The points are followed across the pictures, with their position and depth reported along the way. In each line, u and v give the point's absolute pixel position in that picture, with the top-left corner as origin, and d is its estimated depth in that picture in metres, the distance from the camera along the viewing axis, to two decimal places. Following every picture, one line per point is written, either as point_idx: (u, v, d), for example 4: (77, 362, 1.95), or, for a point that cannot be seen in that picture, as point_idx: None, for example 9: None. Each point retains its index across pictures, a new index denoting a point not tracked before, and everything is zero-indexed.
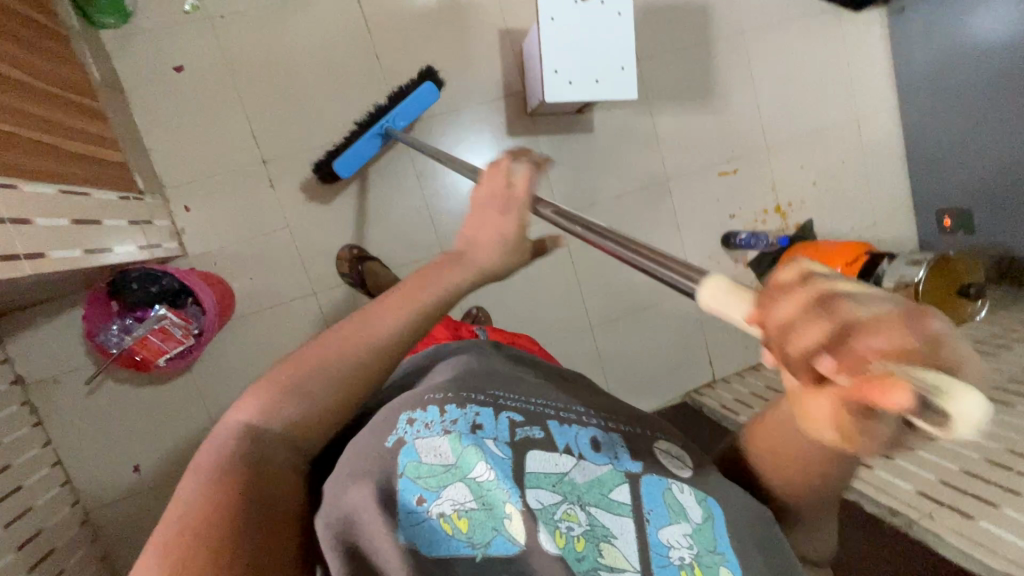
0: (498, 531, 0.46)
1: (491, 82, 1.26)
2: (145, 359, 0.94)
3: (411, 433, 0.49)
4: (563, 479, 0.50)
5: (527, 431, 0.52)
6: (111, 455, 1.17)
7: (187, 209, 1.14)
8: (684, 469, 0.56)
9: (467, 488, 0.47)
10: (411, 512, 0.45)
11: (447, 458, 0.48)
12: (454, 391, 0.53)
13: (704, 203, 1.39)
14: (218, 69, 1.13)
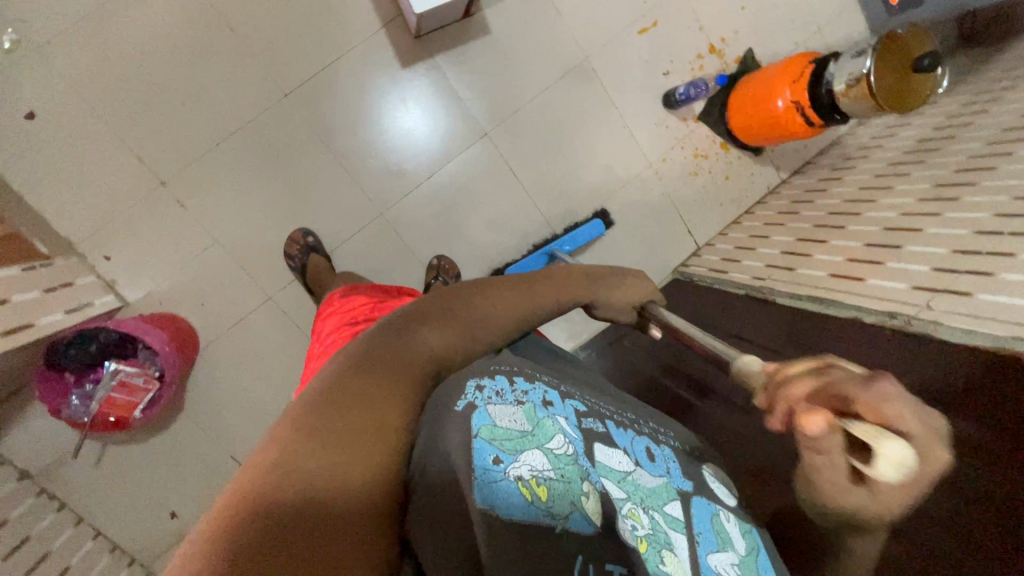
0: (575, 505, 0.45)
1: (363, 15, 1.13)
2: (116, 420, 0.92)
3: (483, 398, 0.47)
4: (627, 477, 0.52)
5: (589, 421, 0.53)
6: (145, 513, 1.17)
7: (106, 257, 1.08)
8: (729, 498, 0.63)
9: (544, 457, 0.46)
10: (486, 473, 0.42)
11: (523, 426, 0.47)
12: (520, 366, 0.55)
13: (631, 72, 1.29)
14: (68, 98, 1.03)
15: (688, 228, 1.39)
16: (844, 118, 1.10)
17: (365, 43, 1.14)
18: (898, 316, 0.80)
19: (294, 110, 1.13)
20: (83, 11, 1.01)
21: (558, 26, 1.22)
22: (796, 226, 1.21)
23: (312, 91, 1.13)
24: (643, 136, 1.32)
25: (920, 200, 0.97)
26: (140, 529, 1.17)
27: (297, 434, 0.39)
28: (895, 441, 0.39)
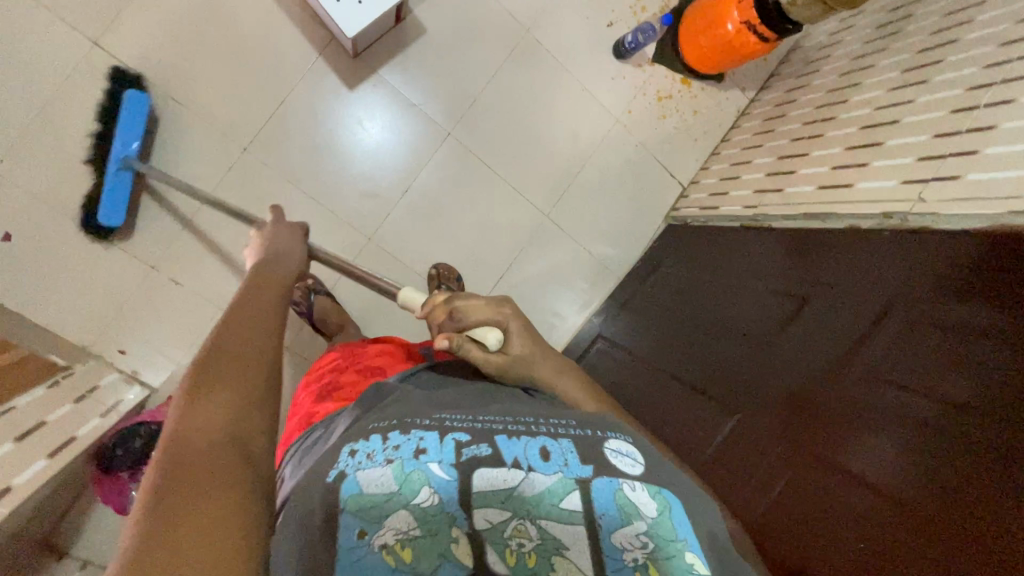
0: (444, 555, 0.43)
1: (298, 49, 1.12)
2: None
3: (352, 464, 0.47)
4: (512, 494, 0.46)
5: (471, 449, 0.48)
6: None
7: (123, 350, 1.09)
8: (637, 465, 0.49)
9: (410, 515, 0.44)
10: (351, 549, 0.42)
11: (387, 488, 0.45)
12: (396, 417, 0.52)
13: (572, 36, 1.26)
14: (37, 207, 1.02)
15: (669, 172, 1.38)
16: (796, 27, 1.08)
17: (306, 77, 1.13)
18: (894, 216, 0.82)
19: (256, 162, 1.12)
20: (24, 122, 1.00)
21: (490, 6, 1.20)
22: (776, 144, 1.20)
23: (268, 139, 1.12)
24: (603, 93, 1.30)
25: (891, 91, 0.96)
26: None
27: (193, 488, 0.37)
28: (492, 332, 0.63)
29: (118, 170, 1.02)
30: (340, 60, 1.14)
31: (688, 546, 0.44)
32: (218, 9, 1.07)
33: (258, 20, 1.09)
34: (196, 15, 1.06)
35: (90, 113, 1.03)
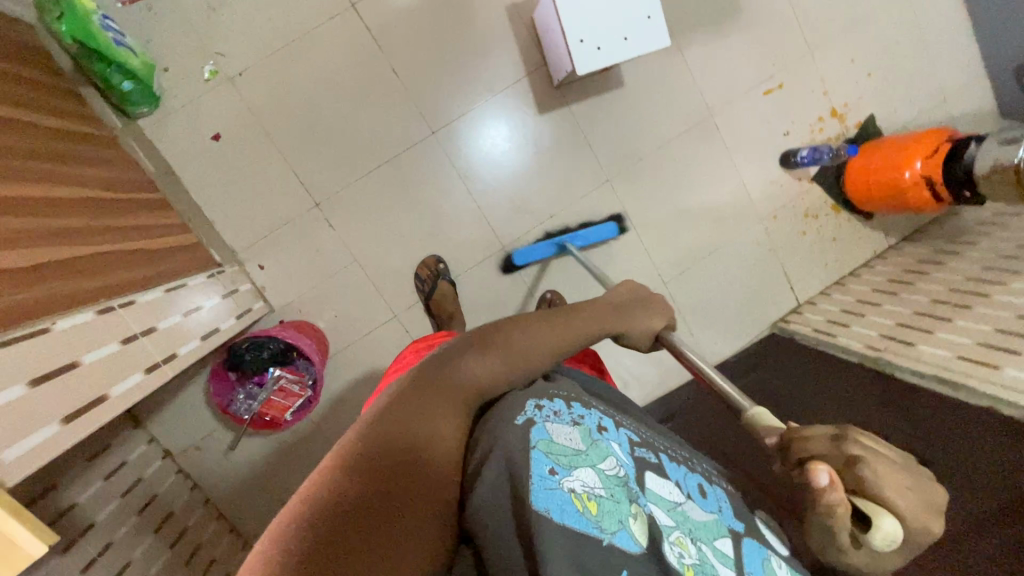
0: (622, 524, 0.48)
1: (509, 65, 1.22)
2: (272, 419, 1.02)
3: (542, 416, 0.53)
4: (677, 508, 0.54)
5: (641, 451, 0.57)
6: (259, 498, 1.29)
7: (260, 267, 1.19)
8: (778, 548, 0.60)
9: (596, 476, 0.50)
10: (543, 480, 0.48)
11: (577, 445, 0.52)
12: (575, 391, 0.60)
13: (748, 133, 1.32)
14: (247, 120, 1.14)
15: (789, 285, 1.40)
16: (982, 199, 1.13)
17: (506, 90, 1.22)
18: None
19: (437, 147, 1.22)
20: (271, 50, 1.13)
21: (687, 83, 1.28)
22: (913, 298, 1.20)
23: (455, 131, 1.22)
24: (756, 193, 1.35)
25: None
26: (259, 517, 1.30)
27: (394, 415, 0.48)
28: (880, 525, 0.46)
29: (554, 245, 1.23)
30: (540, 85, 1.23)
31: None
32: (459, 9, 1.18)
33: (487, 28, 1.20)
34: (439, 7, 1.18)
35: (323, 61, 1.16)
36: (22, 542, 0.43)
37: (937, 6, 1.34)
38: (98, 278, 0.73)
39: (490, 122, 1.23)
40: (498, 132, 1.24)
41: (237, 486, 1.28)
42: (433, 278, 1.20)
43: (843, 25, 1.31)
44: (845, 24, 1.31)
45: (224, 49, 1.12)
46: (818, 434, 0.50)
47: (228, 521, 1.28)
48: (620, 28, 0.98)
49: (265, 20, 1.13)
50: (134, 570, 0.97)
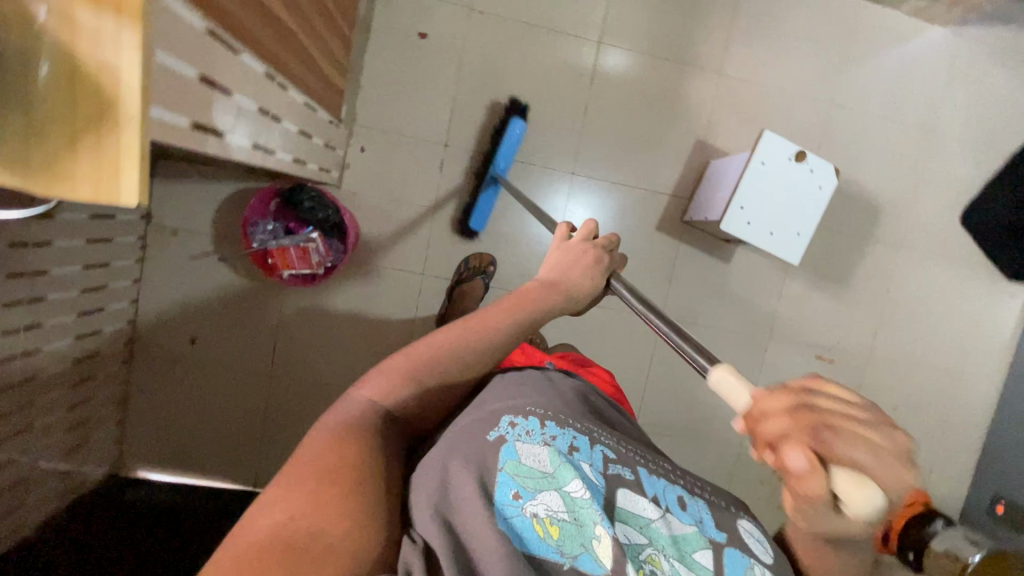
0: (583, 548, 0.49)
1: (665, 178, 1.31)
2: (274, 264, 1.01)
3: (514, 435, 0.53)
4: (649, 524, 0.53)
5: (617, 468, 0.57)
6: (179, 314, 1.23)
7: (361, 149, 1.21)
8: (768, 555, 0.56)
9: (560, 499, 0.50)
10: (505, 504, 0.49)
11: (545, 468, 0.52)
12: (553, 408, 0.58)
13: (780, 373, 1.41)
14: (454, 45, 1.21)
15: None
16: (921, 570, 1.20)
17: (647, 193, 1.31)
18: None
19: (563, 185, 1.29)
20: (516, 17, 1.22)
21: (769, 300, 1.38)
22: None
23: (586, 185, 1.29)
24: None
25: None
26: (162, 331, 1.24)
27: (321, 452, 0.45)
28: (858, 498, 0.33)
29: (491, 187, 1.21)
30: (672, 210, 1.32)
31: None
32: (665, 110, 1.29)
33: (672, 140, 1.30)
34: (653, 97, 1.28)
35: (544, 57, 1.24)
36: (124, 181, 0.36)
37: (975, 405, 1.48)
38: (279, 48, 0.74)
39: (586, 198, 1.30)
40: (577, 210, 1.30)
41: (171, 291, 1.22)
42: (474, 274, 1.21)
43: (900, 358, 1.45)
44: (902, 359, 1.45)
45: None
46: (773, 409, 0.36)
47: (133, 311, 1.21)
48: (772, 223, 1.08)
49: None
50: (48, 283, 0.93)
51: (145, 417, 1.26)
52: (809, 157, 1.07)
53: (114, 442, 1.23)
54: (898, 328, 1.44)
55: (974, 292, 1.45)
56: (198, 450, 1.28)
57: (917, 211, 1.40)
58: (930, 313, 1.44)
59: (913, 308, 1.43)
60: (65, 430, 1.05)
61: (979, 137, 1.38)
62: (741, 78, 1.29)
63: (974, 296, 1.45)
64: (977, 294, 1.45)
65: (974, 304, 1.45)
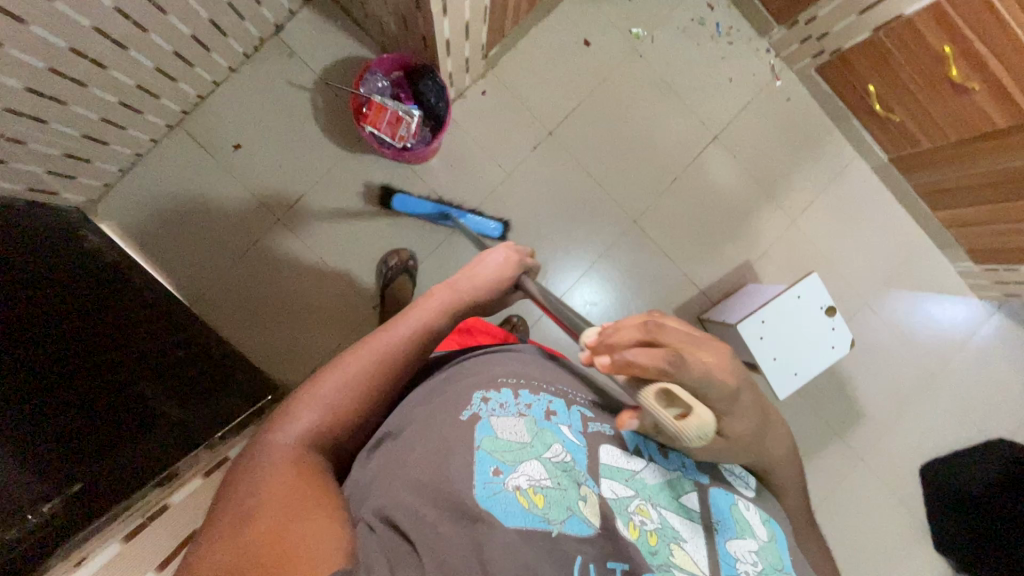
0: (571, 511, 0.55)
1: (706, 276, 1.38)
2: (363, 116, 1.01)
3: (487, 410, 0.63)
4: (635, 477, 0.62)
5: (594, 425, 0.66)
6: (241, 119, 1.23)
7: (482, 92, 1.28)
8: (749, 489, 0.67)
9: (540, 466, 0.58)
10: (489, 480, 0.55)
11: (523, 438, 0.61)
12: (523, 378, 0.68)
13: None
14: (606, 66, 1.32)
15: None
16: None
17: (684, 279, 1.37)
18: None
19: (624, 228, 1.35)
20: (666, 78, 1.34)
21: None
22: None
23: (641, 240, 1.35)
24: None
25: None
26: (217, 123, 1.23)
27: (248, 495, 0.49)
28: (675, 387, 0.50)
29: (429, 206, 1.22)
30: (697, 305, 1.37)
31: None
32: (737, 223, 1.38)
33: (729, 250, 1.38)
34: (734, 207, 1.38)
35: (669, 121, 1.35)
36: None
37: None
38: None
39: (634, 251, 1.35)
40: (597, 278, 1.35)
41: (249, 96, 1.23)
42: (398, 271, 1.23)
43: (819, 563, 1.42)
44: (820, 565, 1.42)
45: (657, 42, 1.33)
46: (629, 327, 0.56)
47: (209, 91, 1.21)
48: (781, 351, 1.13)
49: (687, 70, 1.35)
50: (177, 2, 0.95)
51: (147, 182, 1.22)
52: (836, 317, 1.14)
53: (102, 183, 1.18)
54: (829, 534, 1.42)
55: (905, 540, 1.46)
56: (168, 240, 1.23)
57: (890, 436, 1.45)
58: (860, 536, 1.44)
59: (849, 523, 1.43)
60: (81, 134, 1.02)
61: (966, 406, 1.47)
62: (807, 238, 1.41)
63: (904, 544, 1.45)
64: (907, 544, 1.46)
65: (901, 551, 1.45)
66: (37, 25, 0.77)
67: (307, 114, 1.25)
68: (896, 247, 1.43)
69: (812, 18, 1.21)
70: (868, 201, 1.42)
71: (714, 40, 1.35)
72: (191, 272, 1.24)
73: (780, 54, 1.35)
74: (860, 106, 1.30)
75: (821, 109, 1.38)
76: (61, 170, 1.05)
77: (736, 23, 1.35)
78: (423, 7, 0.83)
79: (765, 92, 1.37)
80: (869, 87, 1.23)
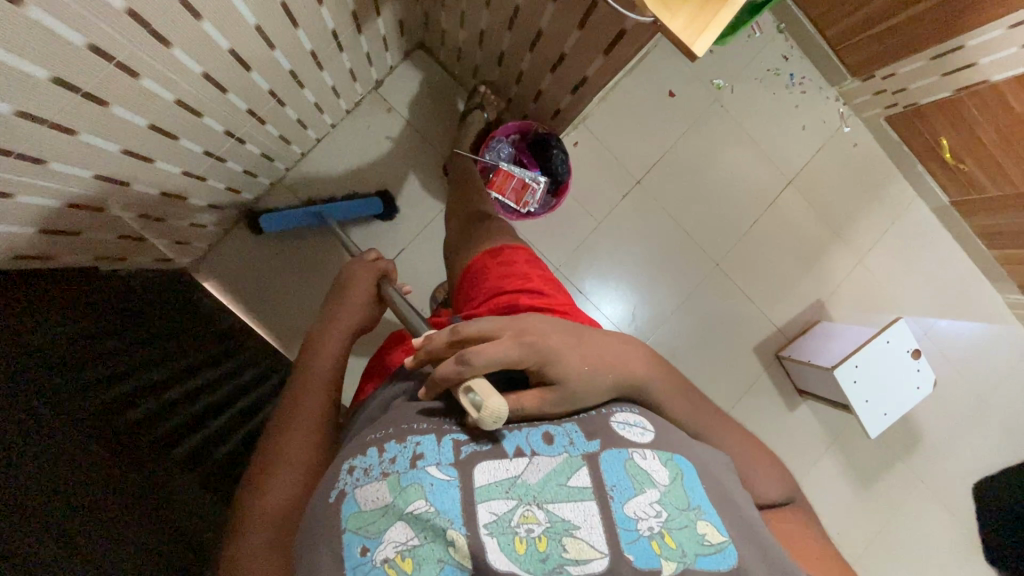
0: (440, 561, 0.44)
1: (785, 315, 1.43)
2: (490, 181, 1.05)
3: (351, 484, 0.47)
4: (517, 483, 0.48)
5: (472, 445, 0.50)
6: (340, 174, 1.23)
7: (574, 143, 1.32)
8: (647, 434, 0.55)
9: (405, 527, 0.44)
10: (354, 565, 0.43)
11: (383, 501, 0.45)
12: (399, 424, 0.53)
13: None
14: (689, 116, 1.37)
15: None
16: None
17: (762, 318, 1.42)
18: None
19: (707, 271, 1.40)
20: (745, 127, 1.40)
21: (810, 466, 1.44)
22: None
23: (724, 283, 1.41)
24: None
25: None
26: (317, 179, 1.22)
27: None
28: (480, 388, 0.49)
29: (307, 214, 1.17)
30: (775, 343, 1.43)
31: (701, 510, 0.49)
32: (811, 263, 1.44)
33: (804, 289, 1.44)
34: (809, 248, 1.44)
35: (748, 167, 1.41)
36: (700, 40, 0.49)
37: None
38: None
39: (717, 293, 1.40)
40: (680, 321, 1.39)
41: (348, 151, 1.23)
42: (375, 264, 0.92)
43: None
44: None
45: (738, 92, 1.39)
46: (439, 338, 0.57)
47: (311, 146, 1.21)
48: (872, 393, 1.20)
49: (765, 119, 1.41)
50: (316, 77, 0.95)
51: (248, 239, 1.20)
52: (921, 359, 1.23)
53: (207, 243, 1.16)
54: (904, 559, 1.47)
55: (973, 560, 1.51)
56: (273, 296, 1.22)
57: (952, 460, 1.52)
58: (932, 558, 1.48)
59: (921, 547, 1.48)
60: (207, 202, 1.00)
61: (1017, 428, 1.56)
62: (876, 275, 1.47)
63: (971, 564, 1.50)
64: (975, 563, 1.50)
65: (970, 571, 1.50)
66: (208, 116, 0.77)
67: (404, 167, 1.26)
68: (951, 282, 1.52)
69: (891, 74, 1.30)
70: (928, 239, 1.49)
71: (789, 89, 1.41)
72: (291, 329, 1.23)
73: (849, 103, 1.43)
74: (928, 154, 1.38)
75: (886, 154, 1.46)
76: (182, 237, 1.04)
77: (808, 74, 1.42)
78: (580, 89, 0.86)
79: (834, 139, 1.44)
80: (941, 140, 1.32)
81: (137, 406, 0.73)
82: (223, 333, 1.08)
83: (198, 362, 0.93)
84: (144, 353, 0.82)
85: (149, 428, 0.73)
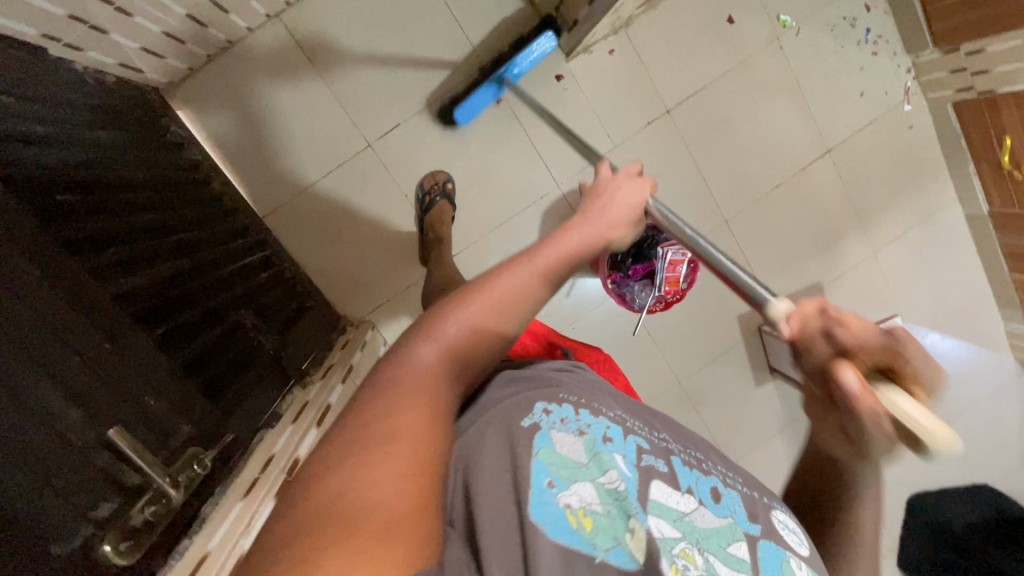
0: (616, 542, 0.47)
1: (780, 290, 1.36)
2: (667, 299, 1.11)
3: (548, 422, 0.52)
4: (683, 519, 0.51)
5: (651, 458, 0.54)
6: (347, 23, 1.10)
7: (609, 51, 1.19)
8: (803, 546, 0.54)
9: (593, 490, 0.49)
10: (540, 492, 0.47)
11: (579, 459, 0.50)
12: (585, 399, 0.57)
13: None
14: (743, 50, 1.23)
15: None
16: None
17: None
18: None
19: (714, 226, 1.31)
20: (799, 77, 1.26)
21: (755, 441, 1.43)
22: None
23: (728, 242, 1.32)
24: None
25: None
26: (323, 23, 1.09)
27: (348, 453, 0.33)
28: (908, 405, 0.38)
29: (491, 88, 1.11)
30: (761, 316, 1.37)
31: None
32: (824, 243, 1.36)
33: (808, 270, 1.36)
34: (826, 228, 1.35)
35: (790, 124, 1.28)
36: None
37: None
38: None
39: (718, 251, 1.32)
40: None
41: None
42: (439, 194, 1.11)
43: None
44: None
45: (804, 35, 1.24)
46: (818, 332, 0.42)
47: None
48: None
49: (823, 73, 1.26)
50: None
51: (231, 71, 1.09)
52: None
53: (187, 66, 1.05)
54: None
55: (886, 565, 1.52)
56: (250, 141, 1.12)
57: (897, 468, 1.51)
58: None
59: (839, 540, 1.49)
60: (185, 11, 0.90)
61: (976, 458, 1.53)
62: (885, 271, 1.39)
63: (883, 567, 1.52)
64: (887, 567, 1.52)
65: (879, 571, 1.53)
66: None
67: (420, 33, 1.13)
68: (958, 299, 1.44)
69: (978, 50, 1.16)
70: (951, 246, 1.40)
71: (860, 45, 1.26)
72: (264, 182, 1.14)
73: (921, 77, 1.28)
74: (983, 152, 1.25)
75: (939, 146, 1.34)
76: (156, 49, 0.94)
77: (885, 33, 1.26)
78: None
79: (891, 114, 1.31)
80: (1004, 140, 1.18)
81: (76, 228, 0.62)
82: (190, 166, 1.00)
83: (155, 185, 0.85)
84: (100, 155, 0.75)
85: (99, 258, 0.63)
